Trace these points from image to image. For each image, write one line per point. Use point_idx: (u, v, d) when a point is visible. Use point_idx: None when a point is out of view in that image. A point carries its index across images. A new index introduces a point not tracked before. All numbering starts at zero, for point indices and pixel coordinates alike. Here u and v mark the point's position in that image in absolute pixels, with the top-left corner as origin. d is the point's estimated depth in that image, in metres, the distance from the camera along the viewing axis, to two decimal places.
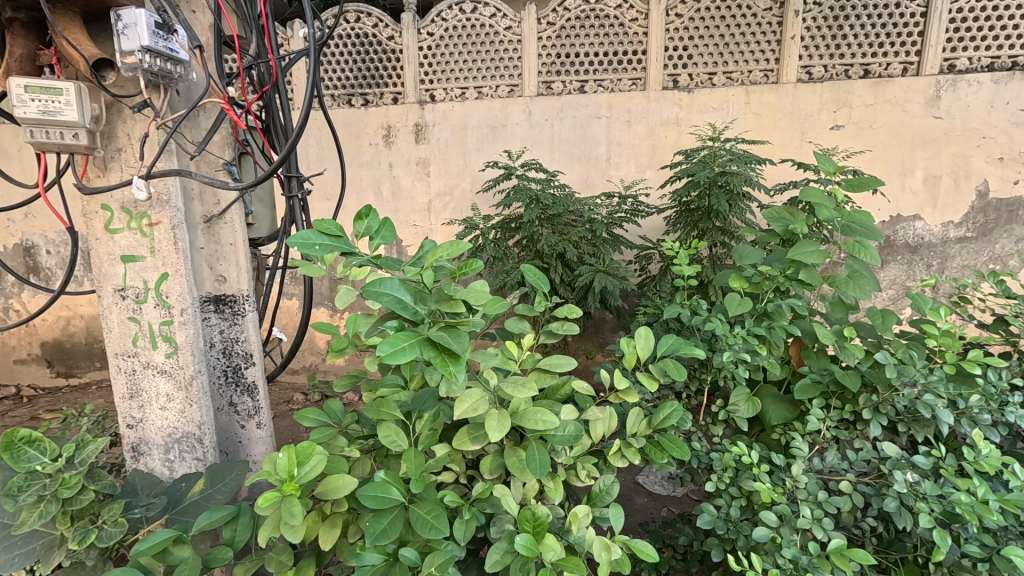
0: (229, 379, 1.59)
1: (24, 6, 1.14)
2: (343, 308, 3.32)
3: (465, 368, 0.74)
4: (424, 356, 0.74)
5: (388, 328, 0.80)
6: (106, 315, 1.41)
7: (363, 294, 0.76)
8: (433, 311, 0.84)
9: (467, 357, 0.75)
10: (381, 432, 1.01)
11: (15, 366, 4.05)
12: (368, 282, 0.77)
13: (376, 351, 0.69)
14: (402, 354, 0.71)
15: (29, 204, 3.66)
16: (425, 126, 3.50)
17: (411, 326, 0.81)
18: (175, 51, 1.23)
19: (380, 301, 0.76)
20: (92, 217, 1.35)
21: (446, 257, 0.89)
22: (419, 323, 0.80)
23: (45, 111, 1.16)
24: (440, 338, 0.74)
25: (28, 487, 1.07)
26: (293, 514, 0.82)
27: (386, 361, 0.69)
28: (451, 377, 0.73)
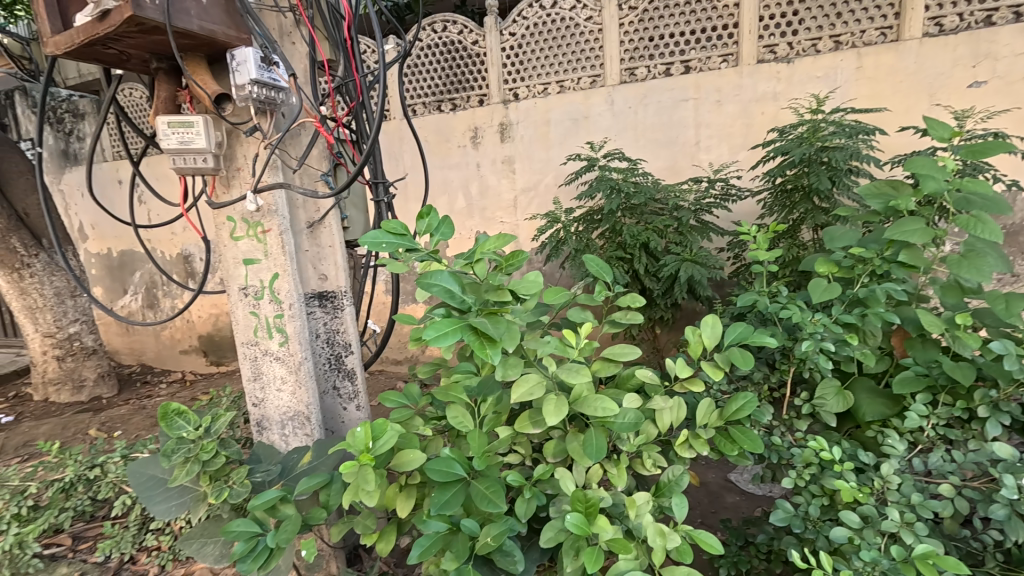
0: (332, 365, 1.80)
1: (165, 57, 1.41)
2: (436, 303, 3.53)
3: (505, 353, 0.80)
4: (466, 340, 0.81)
5: (437, 315, 0.87)
6: (235, 310, 1.68)
7: (417, 284, 0.85)
8: (483, 301, 0.91)
9: (507, 343, 0.81)
10: (450, 413, 1.10)
11: (181, 355, 4.87)
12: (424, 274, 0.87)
13: (422, 334, 0.77)
14: (446, 337, 0.78)
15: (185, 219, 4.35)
16: (510, 124, 3.59)
17: (459, 314, 0.88)
18: (276, 80, 1.43)
19: (431, 290, 0.84)
20: (221, 227, 1.61)
21: (495, 249, 0.97)
22: (467, 311, 0.87)
23: (182, 142, 1.41)
24: (481, 325, 0.81)
25: (177, 451, 1.32)
26: (368, 481, 0.93)
27: (431, 343, 0.77)
28: (489, 360, 0.78)
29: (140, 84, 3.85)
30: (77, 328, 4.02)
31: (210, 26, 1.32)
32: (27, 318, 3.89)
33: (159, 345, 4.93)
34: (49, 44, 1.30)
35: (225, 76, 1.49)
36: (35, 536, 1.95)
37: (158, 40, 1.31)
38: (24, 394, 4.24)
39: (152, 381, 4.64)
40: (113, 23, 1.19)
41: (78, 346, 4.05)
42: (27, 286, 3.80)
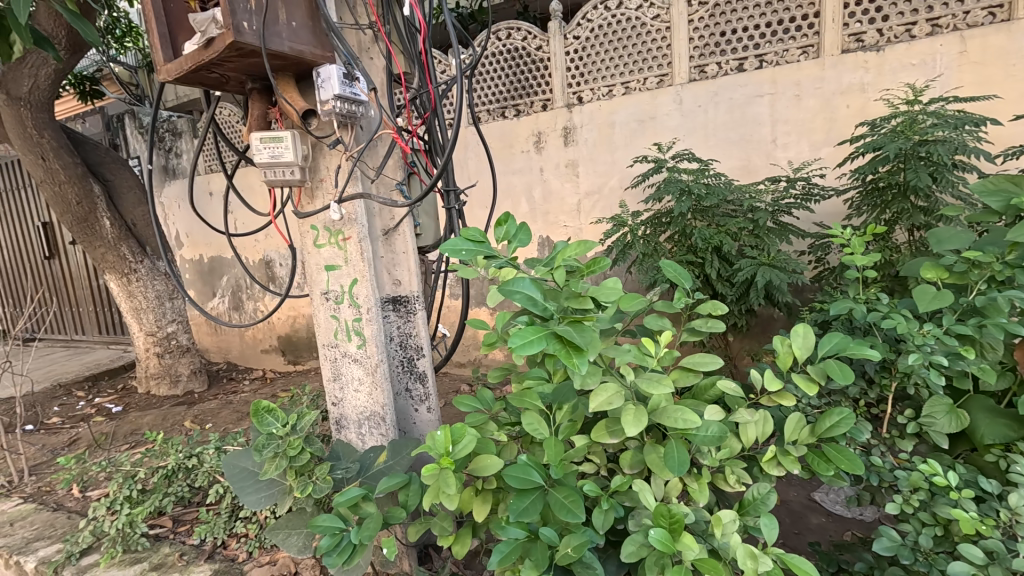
0: (404, 367, 1.85)
1: (259, 78, 1.51)
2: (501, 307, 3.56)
3: (590, 362, 0.79)
4: (550, 349, 0.80)
5: (520, 322, 0.88)
6: (317, 313, 1.78)
7: (499, 292, 0.86)
8: (563, 308, 0.90)
9: (592, 351, 0.80)
10: (525, 420, 1.10)
11: (262, 354, 5.22)
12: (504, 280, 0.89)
13: (508, 342, 0.77)
14: (531, 346, 0.78)
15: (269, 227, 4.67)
16: (574, 127, 3.57)
17: (541, 321, 0.88)
18: (357, 94, 1.50)
19: (514, 298, 0.84)
20: (306, 235, 1.71)
21: (575, 256, 0.96)
22: (548, 318, 0.87)
23: (273, 156, 1.51)
24: (566, 332, 0.81)
25: (267, 446, 1.42)
26: (449, 484, 0.95)
27: (516, 352, 0.77)
28: (573, 367, 0.78)
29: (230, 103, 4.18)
30: (174, 328, 4.41)
31: (300, 47, 1.41)
32: (133, 318, 4.32)
33: (243, 344, 5.30)
34: (162, 71, 1.43)
35: (311, 92, 1.57)
36: (143, 517, 2.16)
37: (253, 62, 1.40)
38: (130, 387, 4.71)
39: (237, 377, 5.00)
40: (216, 49, 1.29)
41: (175, 344, 4.44)
42: (134, 289, 4.24)
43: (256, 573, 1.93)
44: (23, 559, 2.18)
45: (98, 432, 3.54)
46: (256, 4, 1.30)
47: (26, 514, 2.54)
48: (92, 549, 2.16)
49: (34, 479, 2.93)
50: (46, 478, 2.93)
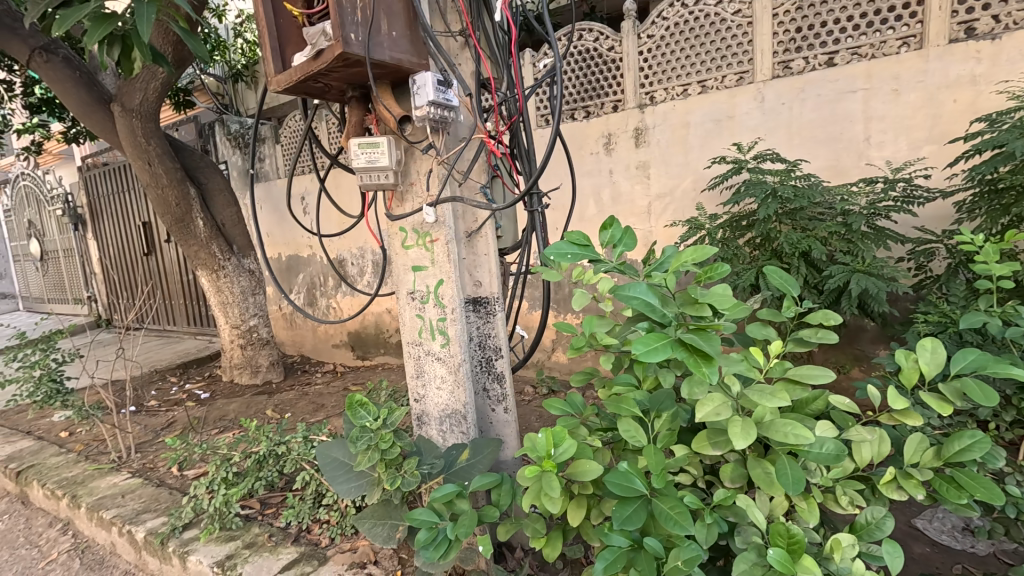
0: (483, 367, 1.87)
1: (358, 86, 1.59)
2: (567, 310, 3.54)
3: (720, 371, 0.83)
4: (676, 356, 0.82)
5: (640, 329, 0.92)
6: (402, 312, 1.85)
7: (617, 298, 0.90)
8: (678, 314, 0.93)
9: (719, 360, 0.83)
10: (621, 426, 1.09)
11: (333, 348, 5.48)
12: (620, 287, 0.93)
13: (635, 348, 0.81)
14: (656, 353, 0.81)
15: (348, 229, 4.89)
16: (646, 129, 3.49)
17: (659, 327, 0.93)
18: (450, 100, 1.55)
19: (633, 304, 0.88)
20: (395, 237, 1.78)
21: (690, 262, 0.99)
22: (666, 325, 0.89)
23: (370, 161, 1.59)
24: (693, 341, 0.84)
25: (361, 438, 1.49)
26: (553, 487, 0.96)
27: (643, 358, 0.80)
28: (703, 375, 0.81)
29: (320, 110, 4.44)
30: (256, 322, 4.71)
31: (399, 56, 1.46)
32: (221, 312, 4.65)
33: (315, 339, 5.58)
34: (273, 82, 1.52)
35: (404, 98, 1.63)
36: (237, 498, 2.32)
37: (356, 73, 1.47)
38: (216, 375, 5.07)
39: (310, 370, 5.27)
40: (324, 60, 1.37)
41: (256, 337, 4.74)
42: (222, 285, 4.56)
43: (339, 559, 2.02)
44: (134, 528, 2.39)
45: (191, 416, 3.84)
46: (362, 17, 1.37)
47: (134, 488, 2.79)
48: (193, 524, 2.34)
49: (139, 456, 3.22)
50: (149, 456, 3.21)
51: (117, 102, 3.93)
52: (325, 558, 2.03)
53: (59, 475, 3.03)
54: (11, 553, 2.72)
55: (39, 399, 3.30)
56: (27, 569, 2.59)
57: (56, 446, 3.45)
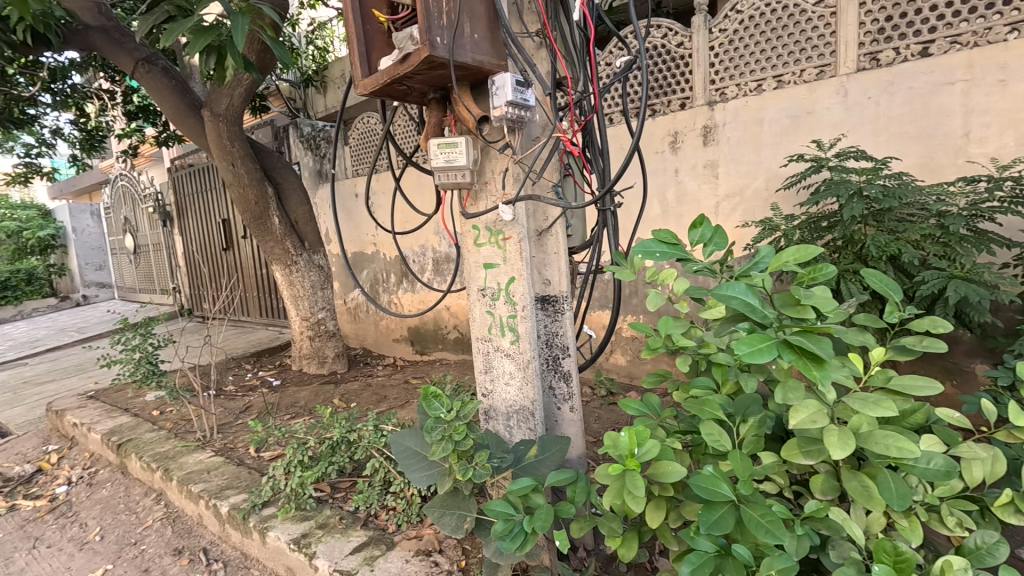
0: (550, 365, 1.88)
1: (438, 88, 1.64)
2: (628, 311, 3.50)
3: (831, 373, 0.90)
4: (783, 357, 0.92)
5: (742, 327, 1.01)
6: (472, 308, 1.89)
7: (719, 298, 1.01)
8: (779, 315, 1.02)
9: (831, 363, 0.90)
10: (704, 430, 1.08)
11: (393, 343, 5.66)
12: (723, 290, 1.00)
13: (743, 350, 0.91)
14: (763, 355, 0.91)
15: (419, 229, 5.01)
16: (715, 127, 3.37)
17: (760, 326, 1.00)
18: (527, 100, 1.57)
19: (735, 304, 0.98)
20: (467, 235, 1.82)
21: (793, 260, 1.05)
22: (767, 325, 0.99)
23: (448, 161, 1.63)
24: (802, 343, 0.92)
25: (436, 429, 1.54)
26: (637, 486, 0.96)
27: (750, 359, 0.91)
28: (814, 379, 0.90)
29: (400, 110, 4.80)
30: (323, 315, 4.96)
31: (481, 58, 1.50)
32: (292, 305, 4.92)
33: (377, 333, 5.79)
34: (360, 86, 1.60)
35: (481, 98, 1.66)
36: (311, 480, 2.45)
37: (439, 75, 1.52)
38: (286, 364, 5.38)
39: (372, 362, 5.47)
40: (412, 63, 1.42)
41: (323, 329, 4.98)
42: (294, 279, 4.83)
43: (405, 545, 2.10)
44: (219, 503, 2.58)
45: (267, 401, 4.10)
46: (447, 21, 1.42)
47: (217, 465, 3.01)
48: (271, 501, 2.50)
49: (221, 436, 3.46)
50: (229, 437, 3.45)
51: (206, 107, 4.24)
52: (393, 543, 2.12)
53: (152, 449, 3.31)
54: (113, 518, 3.01)
55: (138, 379, 3.63)
56: (127, 533, 2.85)
57: (150, 423, 3.77)
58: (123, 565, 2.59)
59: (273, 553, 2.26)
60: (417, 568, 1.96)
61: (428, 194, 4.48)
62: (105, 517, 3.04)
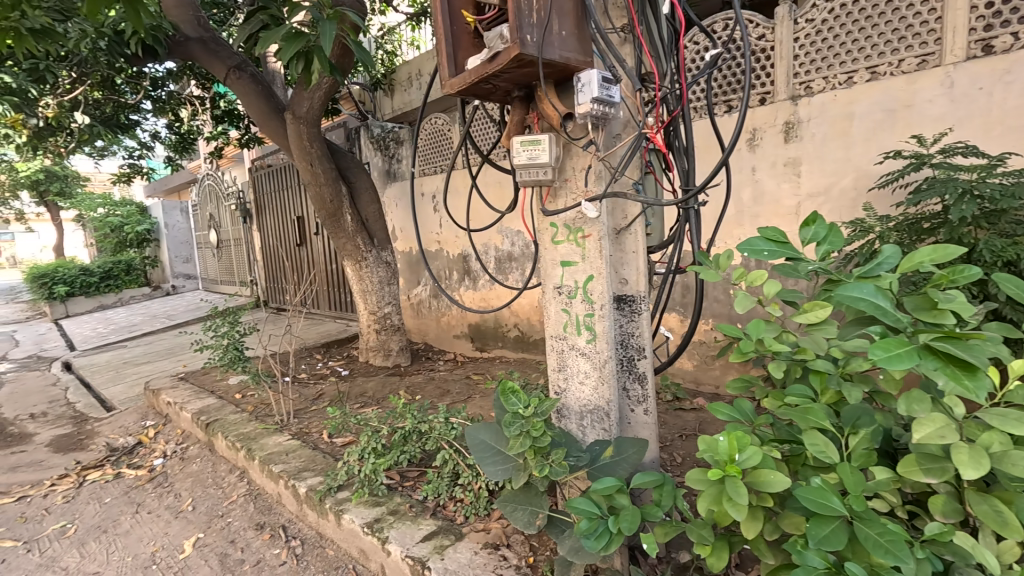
0: (625, 367, 1.85)
1: (522, 86, 1.65)
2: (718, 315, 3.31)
3: (985, 384, 0.88)
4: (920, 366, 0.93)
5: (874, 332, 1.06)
6: (548, 306, 1.89)
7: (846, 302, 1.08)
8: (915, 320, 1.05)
9: (984, 372, 0.88)
10: (807, 440, 1.04)
11: (454, 339, 5.77)
12: (850, 291, 1.09)
13: (878, 355, 0.93)
14: (901, 362, 0.92)
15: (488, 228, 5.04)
16: (798, 122, 3.18)
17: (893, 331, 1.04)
18: (612, 96, 1.54)
19: (862, 305, 1.05)
20: (544, 232, 1.82)
21: (927, 260, 1.08)
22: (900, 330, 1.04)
23: (530, 158, 1.65)
24: (951, 351, 0.91)
25: (513, 424, 1.57)
26: (740, 494, 0.94)
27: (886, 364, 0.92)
28: (969, 390, 0.87)
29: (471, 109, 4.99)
30: (389, 310, 5.13)
31: (567, 55, 1.50)
32: (361, 299, 5.12)
33: (438, 329, 5.92)
34: (447, 84, 1.64)
35: (565, 96, 1.65)
36: (383, 468, 2.55)
37: (525, 73, 1.53)
38: (353, 356, 5.61)
39: (433, 357, 5.61)
40: (500, 62, 1.44)
41: (389, 323, 5.15)
42: (364, 274, 5.03)
43: (474, 537, 2.13)
44: (298, 483, 2.73)
45: (338, 389, 4.30)
46: (537, 19, 1.42)
47: (295, 448, 3.18)
48: (346, 485, 2.62)
49: (297, 421, 3.66)
50: (305, 422, 3.64)
51: (289, 110, 4.48)
52: (461, 535, 2.16)
53: (237, 430, 3.56)
54: (203, 490, 3.26)
55: (226, 363, 3.91)
56: (215, 505, 3.08)
57: (234, 405, 4.05)
58: (212, 535, 2.79)
59: (347, 535, 2.37)
60: (486, 560, 1.98)
61: (502, 190, 4.49)
62: (196, 489, 3.29)
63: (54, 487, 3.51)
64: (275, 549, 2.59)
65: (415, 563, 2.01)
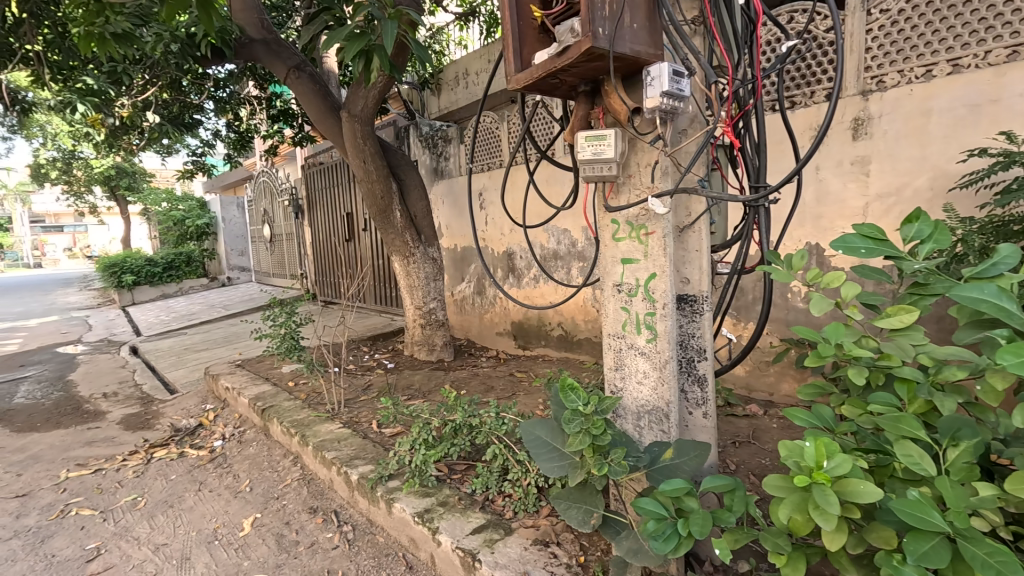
0: (683, 368, 1.81)
1: (589, 80, 1.63)
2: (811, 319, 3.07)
3: None
4: None
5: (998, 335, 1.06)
6: (606, 303, 1.86)
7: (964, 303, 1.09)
8: None
9: None
10: (900, 450, 1.01)
11: (496, 336, 5.80)
12: (967, 292, 1.10)
13: (1005, 359, 0.95)
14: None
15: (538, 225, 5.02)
16: (868, 119, 3.02)
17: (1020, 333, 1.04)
18: (681, 89, 1.50)
19: (984, 307, 1.06)
20: (605, 229, 1.80)
21: None
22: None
23: (595, 154, 1.63)
24: None
25: (574, 420, 1.56)
26: (831, 503, 0.92)
27: (1015, 368, 0.94)
28: None
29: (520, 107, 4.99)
30: (434, 305, 5.20)
31: (638, 48, 1.47)
32: (408, 294, 5.22)
33: (481, 326, 5.97)
34: (512, 80, 1.65)
35: (634, 90, 1.63)
36: (434, 459, 2.59)
37: (594, 67, 1.52)
38: (398, 349, 5.72)
39: (476, 353, 5.65)
40: (571, 56, 1.43)
41: (434, 318, 5.23)
42: (411, 269, 5.12)
43: (523, 533, 2.13)
44: (350, 470, 2.81)
45: (385, 381, 4.40)
46: (609, 12, 1.40)
47: (346, 436, 3.28)
48: (397, 474, 2.68)
49: (348, 410, 3.78)
50: (354, 411, 3.74)
51: (345, 109, 4.61)
52: (511, 529, 2.16)
53: (291, 416, 3.70)
54: (261, 473, 3.40)
55: (282, 352, 4.07)
56: (271, 487, 3.21)
57: (288, 392, 4.21)
58: (269, 516, 2.91)
59: (398, 523, 2.42)
60: (536, 557, 1.98)
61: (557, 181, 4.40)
62: (253, 471, 3.44)
63: (125, 462, 3.75)
64: (328, 532, 2.67)
65: (466, 555, 2.03)
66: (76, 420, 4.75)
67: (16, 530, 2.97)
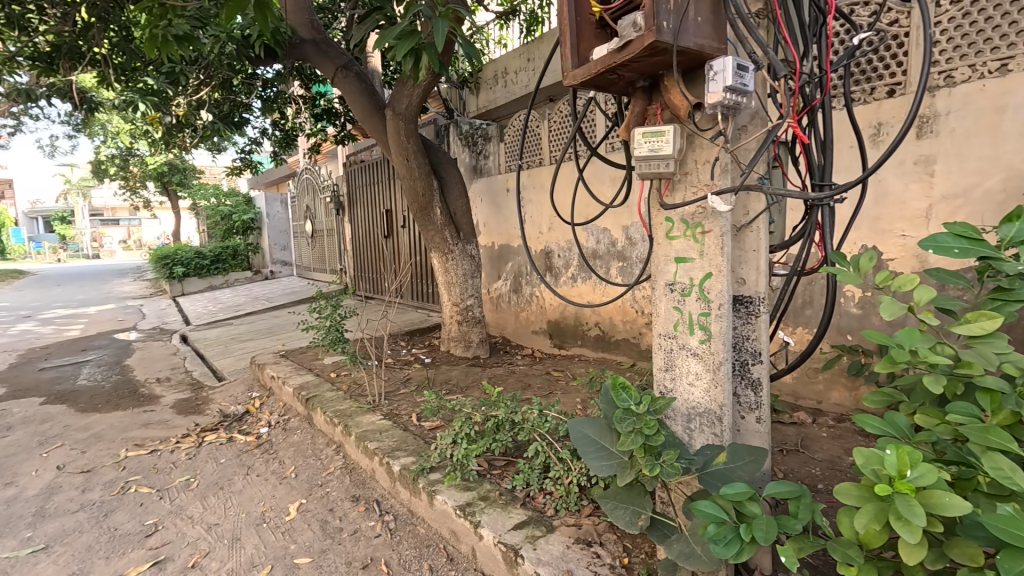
0: (737, 371, 1.76)
1: (647, 75, 1.61)
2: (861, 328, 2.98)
3: None
4: None
5: None
6: (657, 302, 1.84)
7: None
8: None
9: None
10: (988, 463, 0.96)
11: (532, 334, 5.80)
12: None
13: None
14: None
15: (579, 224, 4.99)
16: (934, 116, 2.87)
17: None
18: (745, 85, 1.45)
19: None
20: (658, 226, 1.78)
21: None
22: None
23: (652, 150, 1.60)
24: None
25: (625, 420, 1.55)
26: (916, 514, 0.89)
27: None
28: None
29: (563, 105, 4.97)
30: (471, 302, 5.23)
31: (701, 42, 1.44)
32: (445, 290, 5.27)
33: (517, 324, 5.98)
34: (568, 77, 1.64)
35: (696, 85, 1.59)
36: (475, 454, 2.61)
37: (656, 62, 1.50)
38: (435, 345, 5.79)
39: (512, 351, 5.67)
40: (633, 51, 1.42)
41: (471, 315, 5.26)
42: (450, 266, 5.17)
43: (565, 531, 2.12)
44: (392, 461, 2.87)
45: (424, 375, 4.47)
46: (674, 6, 1.38)
47: (387, 427, 3.34)
48: (438, 467, 2.71)
49: (388, 403, 3.85)
50: (394, 404, 3.82)
51: (390, 108, 4.69)
52: (552, 527, 2.16)
53: (334, 406, 3.80)
54: (305, 460, 3.51)
55: (327, 344, 4.19)
56: (315, 474, 3.31)
57: (330, 383, 4.32)
58: (314, 502, 3.00)
59: (439, 515, 2.46)
60: (578, 556, 1.97)
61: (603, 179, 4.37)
62: (297, 458, 3.56)
63: (178, 444, 3.94)
64: (370, 521, 2.73)
65: (508, 550, 2.04)
66: (133, 403, 5.01)
67: (82, 504, 3.16)
